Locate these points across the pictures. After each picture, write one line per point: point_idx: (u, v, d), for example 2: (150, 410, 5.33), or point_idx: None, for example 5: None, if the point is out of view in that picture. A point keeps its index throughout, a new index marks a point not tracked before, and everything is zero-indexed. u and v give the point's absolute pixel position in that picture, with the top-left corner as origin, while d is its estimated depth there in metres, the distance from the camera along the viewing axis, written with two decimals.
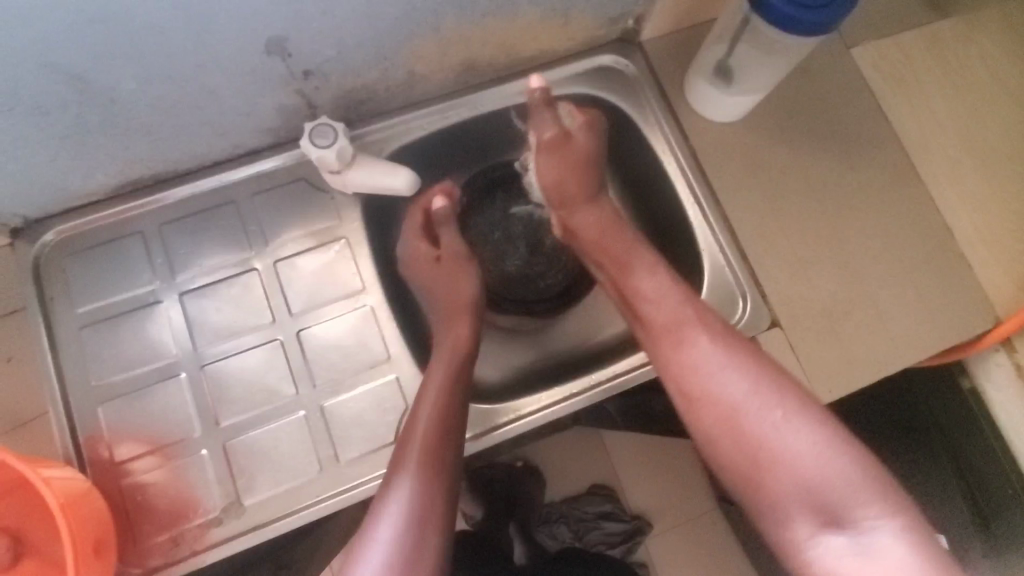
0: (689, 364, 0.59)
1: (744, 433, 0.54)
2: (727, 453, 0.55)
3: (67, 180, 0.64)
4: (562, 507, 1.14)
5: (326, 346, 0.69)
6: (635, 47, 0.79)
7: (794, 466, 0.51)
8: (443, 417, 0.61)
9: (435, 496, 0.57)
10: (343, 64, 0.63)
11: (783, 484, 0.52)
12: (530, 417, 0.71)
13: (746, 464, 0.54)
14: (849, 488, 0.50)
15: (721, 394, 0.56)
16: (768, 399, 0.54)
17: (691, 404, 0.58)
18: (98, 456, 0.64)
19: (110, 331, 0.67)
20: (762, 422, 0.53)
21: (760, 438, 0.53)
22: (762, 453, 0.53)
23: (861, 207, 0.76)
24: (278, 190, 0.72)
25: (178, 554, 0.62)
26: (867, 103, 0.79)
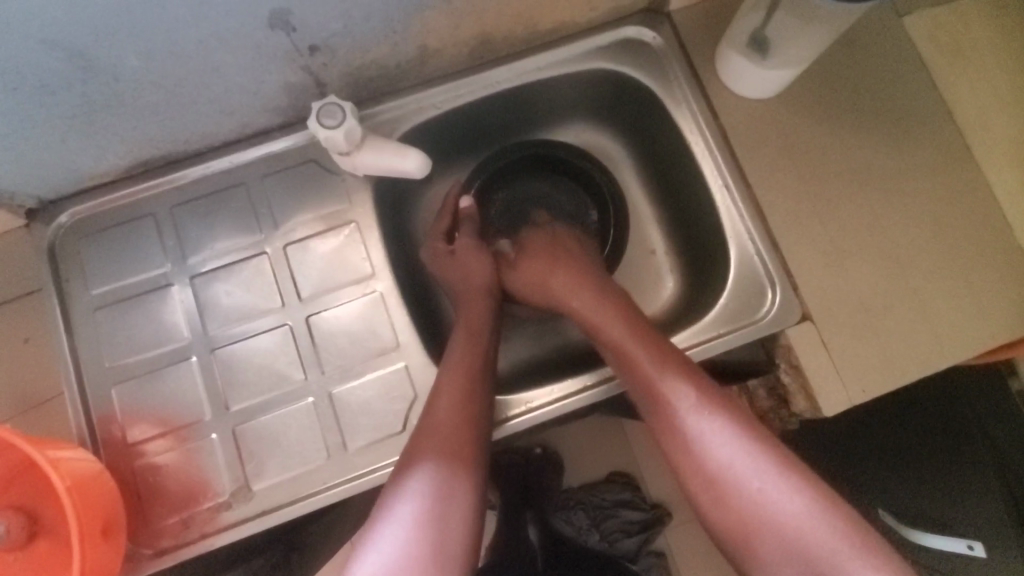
0: (674, 427, 0.57)
1: (734, 496, 0.53)
2: (717, 516, 0.54)
3: (79, 160, 0.63)
4: (579, 494, 1.11)
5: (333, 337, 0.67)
6: (663, 18, 0.74)
7: (790, 531, 0.51)
8: (463, 406, 0.59)
9: (455, 484, 0.54)
10: (350, 38, 0.60)
11: (772, 549, 0.51)
12: (541, 411, 0.68)
13: (738, 530, 0.53)
14: (842, 548, 0.49)
15: (709, 453, 0.55)
16: (757, 462, 0.54)
17: (679, 460, 0.57)
18: (112, 437, 0.64)
19: (122, 313, 0.67)
20: (759, 490, 0.52)
21: (750, 505, 0.52)
22: (750, 518, 0.52)
23: (906, 192, 0.70)
24: (288, 171, 0.70)
25: (188, 537, 0.63)
26: (917, 77, 0.72)
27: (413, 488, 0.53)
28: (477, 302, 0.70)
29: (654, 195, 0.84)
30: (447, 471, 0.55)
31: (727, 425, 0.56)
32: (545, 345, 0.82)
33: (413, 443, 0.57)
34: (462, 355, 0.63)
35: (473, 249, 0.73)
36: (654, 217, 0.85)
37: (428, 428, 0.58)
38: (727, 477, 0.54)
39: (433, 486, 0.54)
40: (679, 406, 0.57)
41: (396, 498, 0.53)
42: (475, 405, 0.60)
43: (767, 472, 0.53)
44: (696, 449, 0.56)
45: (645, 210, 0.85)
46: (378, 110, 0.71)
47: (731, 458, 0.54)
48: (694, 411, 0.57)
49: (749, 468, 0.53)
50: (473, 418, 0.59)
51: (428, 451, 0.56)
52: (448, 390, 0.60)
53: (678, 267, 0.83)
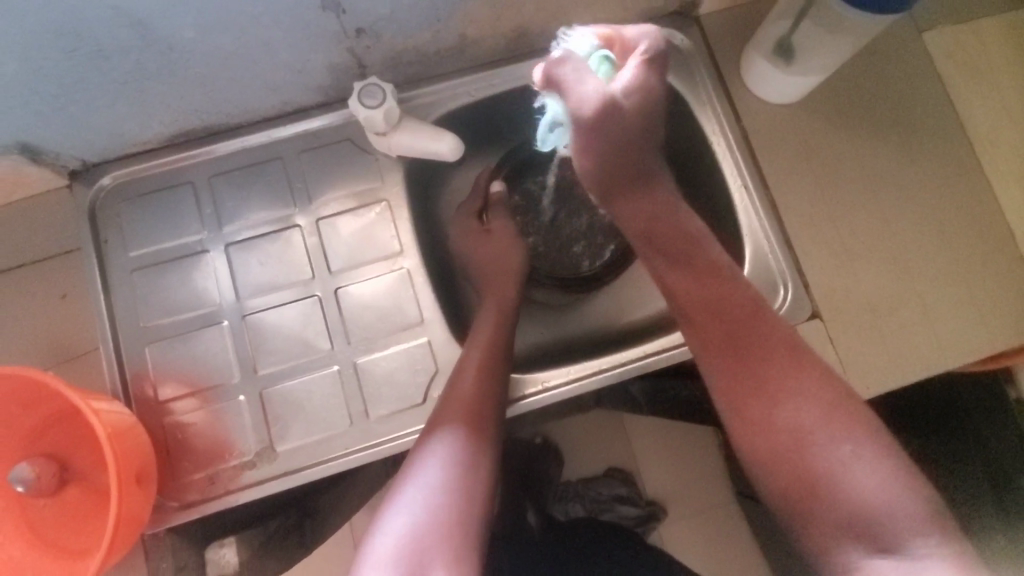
0: (748, 372, 0.53)
1: (804, 451, 0.49)
2: (779, 474, 0.50)
3: (126, 125, 0.66)
4: (578, 487, 1.14)
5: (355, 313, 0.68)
6: (692, 21, 0.76)
7: (855, 488, 0.47)
8: (484, 382, 0.61)
9: (475, 451, 0.57)
10: (395, 23, 0.63)
11: (839, 505, 0.47)
12: (556, 391, 0.71)
13: (804, 485, 0.48)
14: (909, 516, 0.45)
15: (790, 413, 0.50)
16: (838, 428, 0.49)
17: (742, 418, 0.52)
18: (144, 394, 0.67)
19: (158, 275, 0.69)
20: (822, 439, 0.49)
21: (826, 464, 0.48)
22: (818, 475, 0.48)
23: (917, 201, 0.73)
24: (324, 149, 0.73)
25: (213, 492, 0.65)
26: (934, 92, 0.75)
27: (436, 451, 0.56)
28: (501, 283, 0.73)
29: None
30: (467, 438, 0.57)
31: (817, 387, 0.51)
32: (560, 332, 0.84)
33: (436, 412, 0.60)
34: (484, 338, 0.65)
35: (504, 229, 0.77)
36: None
37: (451, 399, 0.60)
38: (808, 436, 0.49)
39: (453, 450, 0.56)
40: (766, 363, 0.52)
41: (419, 461, 0.56)
42: (496, 381, 0.62)
43: (853, 440, 0.48)
44: (772, 409, 0.51)
45: None
46: (414, 94, 0.74)
47: (817, 430, 0.49)
48: (780, 371, 0.52)
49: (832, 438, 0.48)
50: (491, 395, 0.61)
51: (450, 417, 0.58)
52: (471, 366, 0.62)
53: None
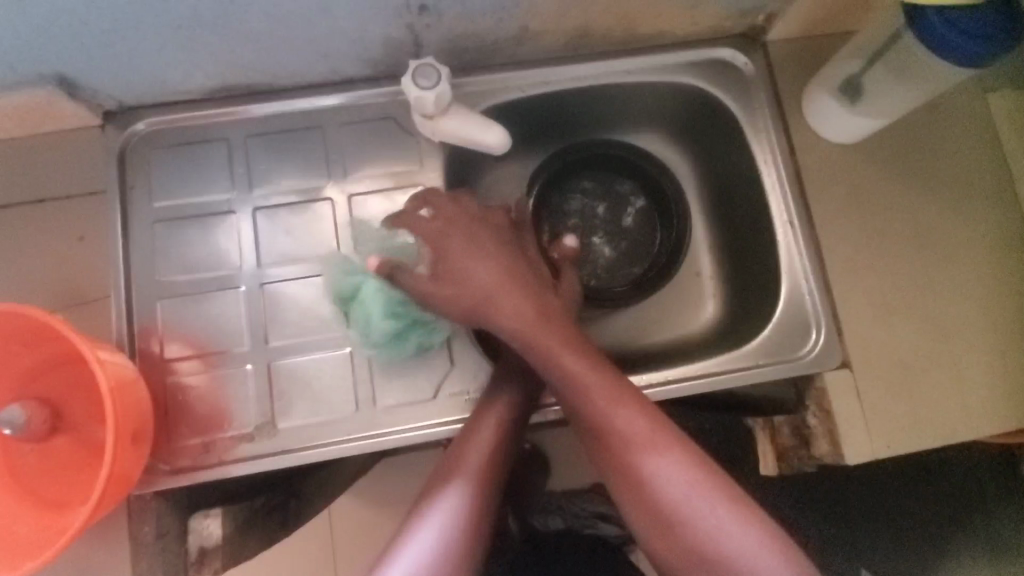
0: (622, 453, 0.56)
1: (677, 522, 0.54)
2: (673, 552, 0.54)
3: (169, 71, 0.64)
4: (561, 499, 1.10)
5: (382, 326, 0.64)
6: (758, 46, 0.74)
7: (740, 563, 0.51)
8: (497, 441, 0.62)
9: (480, 518, 0.58)
10: (461, 5, 0.61)
11: None
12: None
13: (692, 561, 0.53)
14: None
15: (665, 491, 0.54)
16: (711, 497, 0.54)
17: (631, 494, 0.56)
18: (149, 349, 0.65)
19: (180, 230, 0.67)
20: (701, 516, 0.53)
21: (710, 541, 0.52)
22: (705, 551, 0.52)
23: (964, 263, 0.71)
24: (365, 124, 0.71)
25: (206, 461, 0.63)
26: (993, 153, 0.73)
27: (439, 514, 0.57)
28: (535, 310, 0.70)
29: (711, 219, 0.85)
30: (474, 506, 0.58)
31: (681, 458, 0.56)
32: None
33: (443, 468, 0.61)
34: (507, 400, 0.63)
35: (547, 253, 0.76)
36: (706, 240, 0.85)
37: (461, 461, 0.60)
38: (682, 514, 0.53)
39: (456, 517, 0.57)
40: (636, 446, 0.56)
41: (422, 520, 0.57)
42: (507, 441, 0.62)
43: (722, 511, 0.53)
44: (650, 483, 0.55)
45: (699, 232, 0.86)
46: (465, 81, 0.72)
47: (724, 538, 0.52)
48: (674, 473, 0.55)
49: (736, 543, 0.52)
50: (500, 462, 0.61)
51: (456, 482, 0.59)
52: (489, 422, 0.62)
53: (720, 293, 0.83)
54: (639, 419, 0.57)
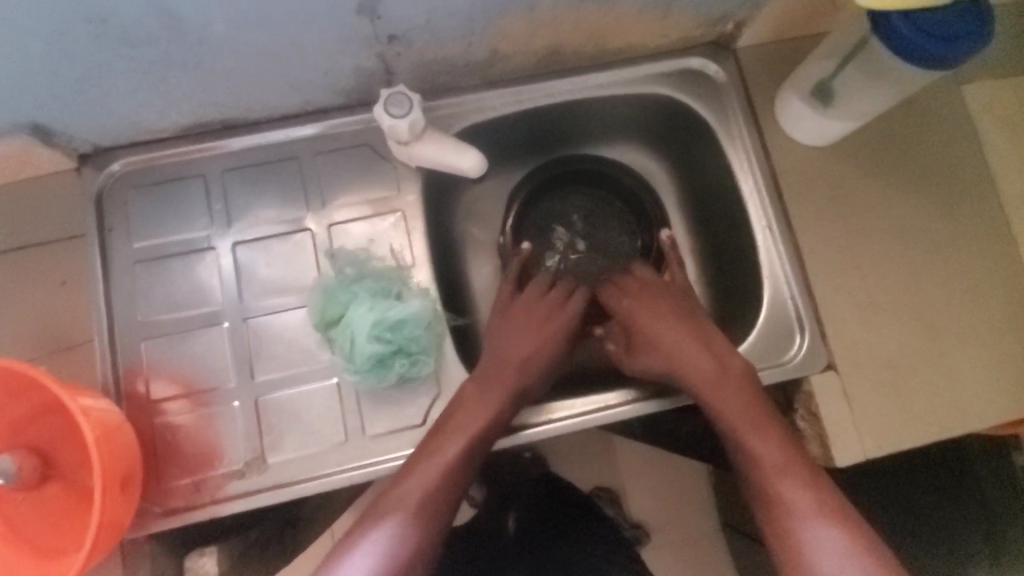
0: (743, 423, 0.61)
1: (753, 457, 0.60)
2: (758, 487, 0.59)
3: (142, 113, 0.64)
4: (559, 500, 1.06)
5: (368, 352, 0.63)
6: (729, 53, 0.75)
7: (794, 498, 0.56)
8: (468, 444, 0.61)
9: (417, 534, 0.57)
10: (429, 33, 0.61)
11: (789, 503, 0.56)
12: (559, 423, 0.69)
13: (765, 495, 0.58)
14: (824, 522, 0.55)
15: (762, 449, 0.60)
16: (784, 449, 0.59)
17: (740, 453, 0.61)
18: (135, 390, 0.65)
19: (161, 269, 0.67)
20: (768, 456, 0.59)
21: (775, 479, 0.58)
22: (769, 487, 0.58)
23: (944, 258, 0.71)
24: (341, 152, 0.71)
25: (198, 500, 0.63)
26: (969, 147, 0.73)
27: (382, 532, 0.56)
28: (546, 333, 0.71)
29: (693, 225, 0.85)
30: (414, 522, 0.57)
31: (756, 415, 0.62)
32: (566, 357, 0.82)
33: (392, 485, 0.60)
34: (480, 412, 0.63)
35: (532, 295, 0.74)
36: (689, 246, 0.85)
37: (411, 478, 0.59)
38: (758, 453, 0.59)
39: (397, 537, 0.56)
40: (741, 418, 0.62)
41: (363, 538, 0.56)
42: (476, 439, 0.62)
43: (785, 458, 0.59)
44: (745, 437, 0.61)
45: (682, 239, 0.86)
46: (438, 104, 0.72)
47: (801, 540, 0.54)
48: (759, 437, 0.60)
49: (821, 545, 0.54)
50: (457, 475, 0.60)
51: (402, 500, 0.58)
52: (462, 420, 0.62)
53: (707, 300, 0.84)
54: (770, 443, 0.60)
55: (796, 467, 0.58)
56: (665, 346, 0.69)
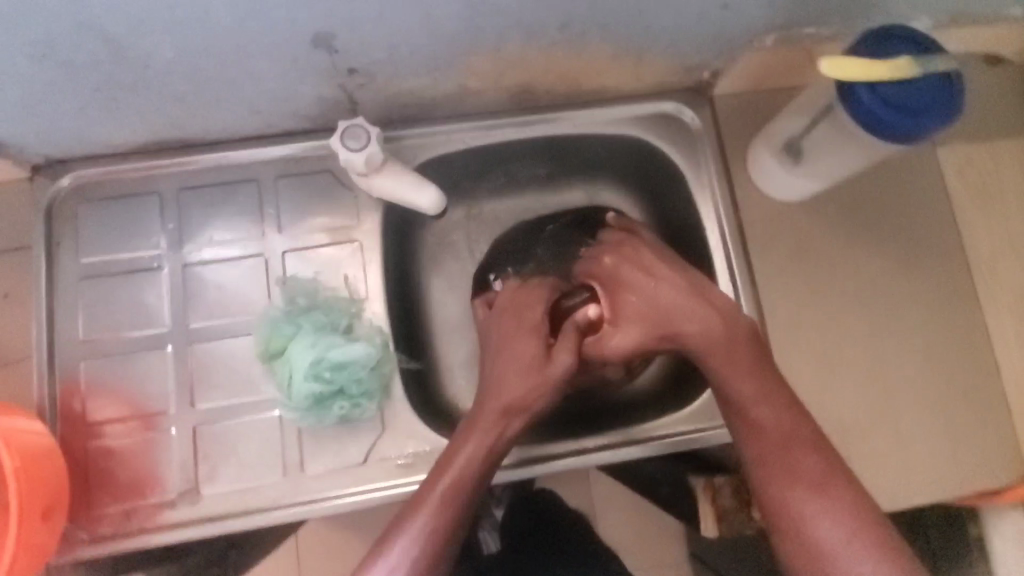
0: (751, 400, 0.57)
1: (765, 438, 0.56)
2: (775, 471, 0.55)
3: (95, 129, 0.62)
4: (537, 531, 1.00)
5: (305, 390, 0.62)
6: (705, 100, 0.73)
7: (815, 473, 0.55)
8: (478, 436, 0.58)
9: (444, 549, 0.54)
10: (391, 67, 0.60)
11: (811, 485, 0.54)
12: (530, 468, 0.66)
13: (787, 476, 0.55)
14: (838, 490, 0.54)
15: (770, 421, 0.56)
16: (795, 421, 0.56)
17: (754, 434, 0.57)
18: (71, 411, 0.63)
19: (108, 287, 0.66)
20: (780, 425, 0.56)
21: (793, 455, 0.55)
22: (790, 461, 0.55)
23: (908, 323, 0.70)
24: (302, 177, 0.70)
25: (128, 528, 0.61)
26: (940, 211, 0.72)
27: (400, 549, 0.53)
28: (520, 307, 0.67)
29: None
30: (441, 537, 0.54)
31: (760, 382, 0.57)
32: None
33: (411, 502, 0.56)
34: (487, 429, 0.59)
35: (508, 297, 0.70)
36: None
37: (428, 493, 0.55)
38: (768, 425, 0.56)
39: (420, 550, 0.53)
40: (751, 393, 0.57)
41: (384, 554, 0.53)
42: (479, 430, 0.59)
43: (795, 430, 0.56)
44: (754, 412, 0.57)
45: None
46: (405, 134, 0.70)
47: (831, 530, 0.53)
48: (767, 407, 0.56)
49: (837, 543, 0.52)
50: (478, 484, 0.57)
51: (423, 509, 0.55)
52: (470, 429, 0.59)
53: None
54: (781, 410, 0.56)
55: (811, 445, 0.55)
56: (656, 307, 0.62)
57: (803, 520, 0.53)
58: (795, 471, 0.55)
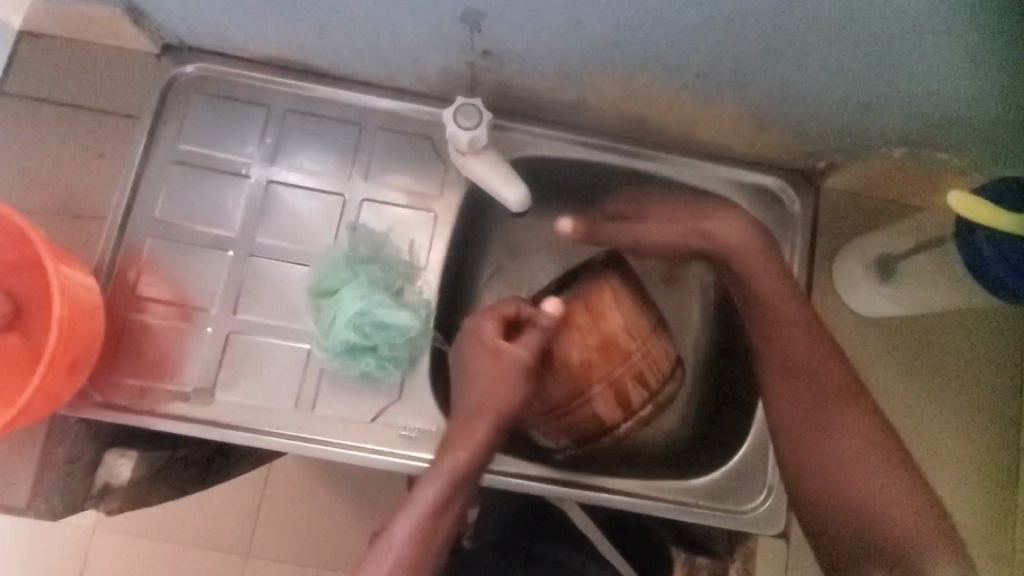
0: (786, 330, 0.61)
1: (796, 364, 0.60)
2: (818, 439, 0.58)
3: (233, 31, 0.65)
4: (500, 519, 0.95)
5: (342, 336, 0.63)
6: (812, 189, 0.71)
7: (841, 405, 0.58)
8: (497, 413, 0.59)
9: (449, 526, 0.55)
10: (523, 61, 0.60)
11: (846, 422, 0.57)
12: (510, 479, 0.65)
13: (805, 413, 0.59)
14: (864, 438, 0.57)
15: (803, 348, 0.60)
16: (823, 355, 0.60)
17: (790, 372, 0.60)
18: (124, 280, 0.66)
19: (194, 178, 0.68)
20: (805, 352, 0.60)
21: (828, 389, 0.59)
22: (823, 399, 0.59)
23: (939, 479, 0.67)
24: (403, 135, 0.71)
25: (137, 405, 0.63)
26: (1011, 377, 0.69)
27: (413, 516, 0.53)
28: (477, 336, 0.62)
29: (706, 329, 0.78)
30: (443, 514, 0.54)
31: (790, 303, 0.61)
32: None
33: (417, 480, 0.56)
34: (476, 428, 0.58)
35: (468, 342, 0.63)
36: None
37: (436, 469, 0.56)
38: (806, 359, 0.60)
39: (428, 522, 0.53)
40: (791, 334, 0.60)
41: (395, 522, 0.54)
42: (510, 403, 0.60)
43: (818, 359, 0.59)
44: (790, 345, 0.60)
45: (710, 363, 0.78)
46: (510, 126, 0.71)
47: (875, 464, 0.56)
48: (800, 344, 0.60)
49: (878, 475, 0.55)
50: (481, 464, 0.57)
51: (431, 481, 0.55)
52: (486, 408, 0.59)
53: None
54: (819, 346, 0.60)
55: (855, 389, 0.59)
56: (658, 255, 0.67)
57: (834, 440, 0.57)
58: (841, 418, 0.58)
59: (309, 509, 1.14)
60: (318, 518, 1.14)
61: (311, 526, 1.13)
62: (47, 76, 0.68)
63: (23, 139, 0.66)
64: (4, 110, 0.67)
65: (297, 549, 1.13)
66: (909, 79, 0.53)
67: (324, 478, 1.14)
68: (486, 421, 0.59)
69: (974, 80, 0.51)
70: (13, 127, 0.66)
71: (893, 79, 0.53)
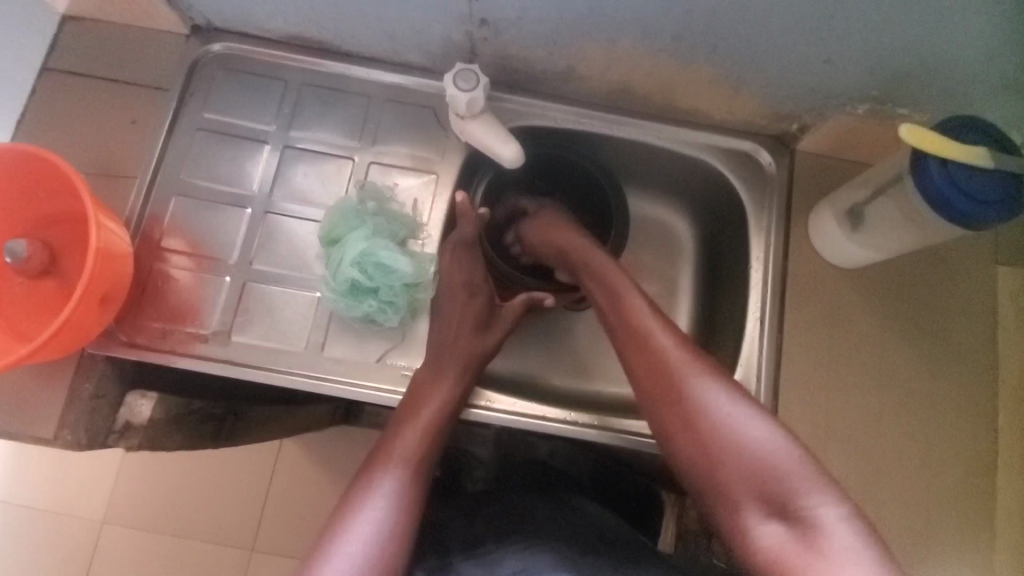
0: (618, 284, 0.66)
1: (618, 312, 0.63)
2: (638, 362, 0.59)
3: (255, 10, 0.72)
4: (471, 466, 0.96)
5: (347, 275, 0.68)
6: (787, 152, 0.77)
7: (656, 334, 0.59)
8: (443, 407, 0.66)
9: (419, 489, 0.62)
10: (518, 30, 0.67)
11: (668, 350, 0.57)
12: (501, 415, 0.71)
13: (638, 349, 0.59)
14: (689, 362, 0.56)
15: (625, 294, 0.64)
16: (641, 297, 0.63)
17: (617, 312, 0.64)
18: (150, 233, 0.71)
19: (216, 143, 0.74)
20: (622, 294, 0.65)
21: (646, 324, 0.60)
22: (639, 332, 0.60)
23: (917, 415, 0.69)
24: (408, 106, 0.77)
25: (159, 346, 0.68)
26: (985, 325, 0.72)
27: (384, 486, 0.60)
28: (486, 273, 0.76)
29: (698, 244, 0.88)
30: (415, 478, 0.62)
31: (616, 275, 0.67)
32: (527, 368, 0.86)
33: (379, 452, 0.63)
34: (432, 397, 0.65)
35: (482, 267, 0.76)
36: (687, 318, 0.87)
37: (400, 443, 0.63)
38: (627, 299, 0.64)
39: (405, 488, 0.61)
40: (623, 286, 0.65)
41: (364, 500, 0.59)
42: (456, 385, 0.67)
43: (638, 302, 0.63)
44: (617, 292, 0.65)
45: (683, 308, 0.88)
46: (506, 98, 0.77)
47: (695, 380, 0.55)
48: (628, 290, 0.65)
49: (711, 396, 0.54)
50: (441, 430, 0.65)
51: (395, 460, 0.62)
52: (433, 394, 0.66)
53: None
54: (634, 289, 0.65)
55: (667, 324, 0.60)
56: (555, 243, 0.76)
57: (658, 355, 0.57)
58: (653, 343, 0.58)
59: (312, 494, 1.17)
60: (321, 502, 1.16)
61: (313, 507, 1.16)
62: (86, 54, 0.75)
63: (64, 109, 0.73)
64: (45, 84, 0.73)
65: (300, 534, 1.15)
66: (863, 35, 0.58)
67: (328, 462, 1.17)
68: (444, 385, 0.66)
69: (921, 30, 0.56)
70: (55, 101, 0.73)
71: (849, 36, 0.59)
